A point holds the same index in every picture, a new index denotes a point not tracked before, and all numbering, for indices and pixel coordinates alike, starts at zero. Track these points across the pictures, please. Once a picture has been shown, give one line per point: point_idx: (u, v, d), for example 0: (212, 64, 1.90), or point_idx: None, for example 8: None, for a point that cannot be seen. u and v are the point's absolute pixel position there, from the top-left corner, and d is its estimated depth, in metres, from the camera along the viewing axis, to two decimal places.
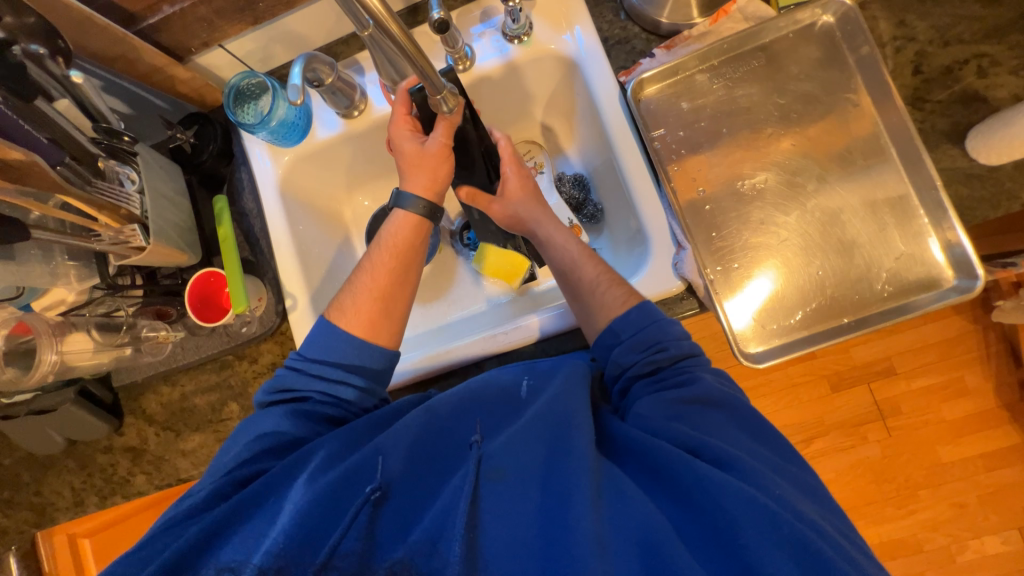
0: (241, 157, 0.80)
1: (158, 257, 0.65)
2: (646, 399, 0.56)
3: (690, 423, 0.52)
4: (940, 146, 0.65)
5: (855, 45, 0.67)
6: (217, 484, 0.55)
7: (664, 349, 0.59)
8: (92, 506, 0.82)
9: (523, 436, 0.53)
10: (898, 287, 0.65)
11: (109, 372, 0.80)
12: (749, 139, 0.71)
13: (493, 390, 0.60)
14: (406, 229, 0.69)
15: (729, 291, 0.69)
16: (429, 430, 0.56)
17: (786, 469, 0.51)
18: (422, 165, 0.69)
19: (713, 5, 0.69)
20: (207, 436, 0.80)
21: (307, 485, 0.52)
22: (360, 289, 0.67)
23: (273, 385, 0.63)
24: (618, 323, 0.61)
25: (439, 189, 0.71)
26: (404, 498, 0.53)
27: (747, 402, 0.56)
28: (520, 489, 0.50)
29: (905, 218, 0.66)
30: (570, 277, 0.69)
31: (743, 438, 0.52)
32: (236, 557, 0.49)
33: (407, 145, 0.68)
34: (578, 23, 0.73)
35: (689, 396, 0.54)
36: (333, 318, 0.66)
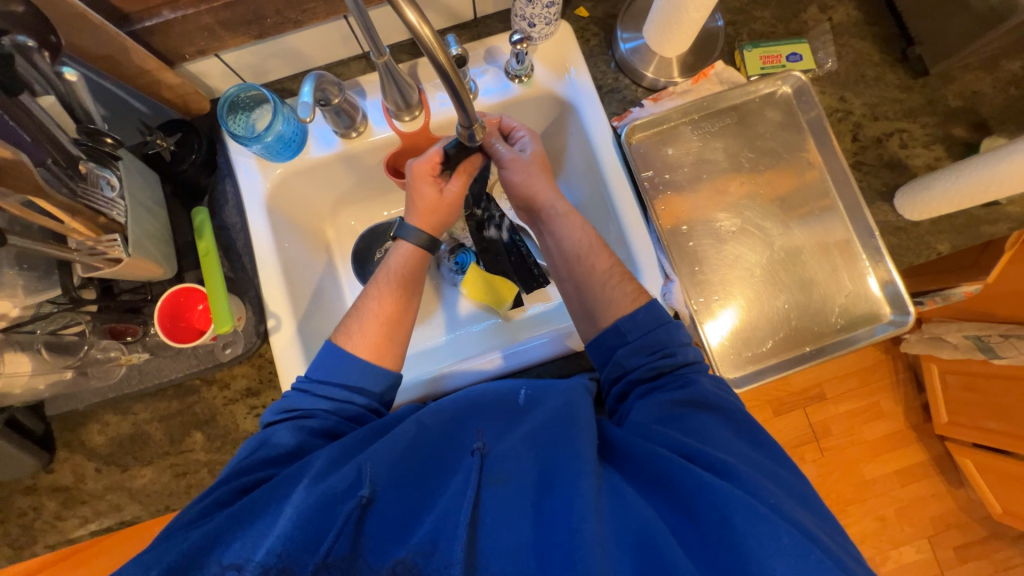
0: (226, 169, 0.77)
1: (132, 271, 0.60)
2: (645, 403, 0.61)
3: (681, 425, 0.57)
4: (875, 203, 0.77)
5: (808, 112, 0.79)
6: (217, 491, 0.52)
7: (671, 354, 0.64)
8: (2, 559, 0.70)
9: (528, 443, 0.54)
10: (848, 320, 0.75)
11: (44, 399, 0.69)
12: (723, 185, 0.79)
13: (493, 398, 0.61)
14: (409, 261, 0.70)
15: (708, 322, 0.75)
16: (428, 440, 0.56)
17: (780, 474, 0.54)
18: (438, 210, 0.70)
19: (693, 67, 0.78)
20: (161, 471, 0.72)
21: (309, 492, 0.50)
22: (366, 315, 0.66)
23: (280, 404, 0.61)
24: (625, 323, 0.66)
25: (443, 230, 0.73)
26: (397, 503, 0.50)
27: (737, 403, 0.61)
28: (522, 492, 0.50)
29: (851, 260, 0.76)
30: (584, 262, 0.72)
31: (733, 440, 0.56)
32: (240, 556, 0.46)
33: (430, 194, 0.69)
34: (574, 67, 0.79)
35: (683, 398, 0.59)
36: (340, 342, 0.65)
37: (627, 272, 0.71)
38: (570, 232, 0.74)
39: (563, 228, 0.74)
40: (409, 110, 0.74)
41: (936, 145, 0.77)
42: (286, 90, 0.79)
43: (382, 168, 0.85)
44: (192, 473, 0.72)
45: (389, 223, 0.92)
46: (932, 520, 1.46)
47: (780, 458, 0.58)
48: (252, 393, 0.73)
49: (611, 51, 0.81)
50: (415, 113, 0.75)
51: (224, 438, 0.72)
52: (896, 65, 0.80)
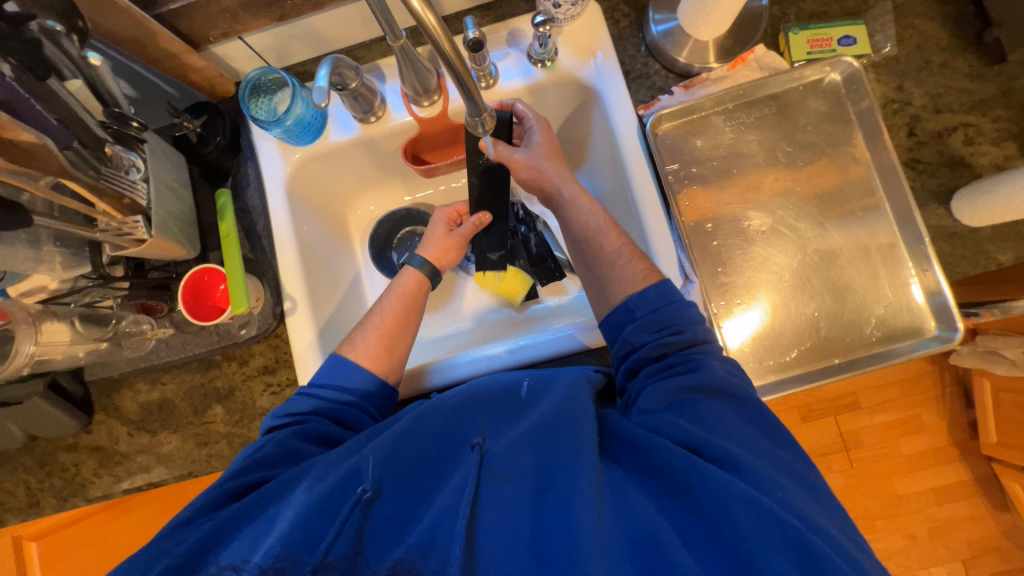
0: (249, 151, 0.78)
1: (157, 251, 0.63)
2: (653, 386, 0.58)
3: (694, 414, 0.54)
4: (928, 205, 0.70)
5: (859, 102, 0.71)
6: (210, 495, 0.54)
7: (679, 332, 0.61)
8: (49, 508, 0.77)
9: (528, 436, 0.52)
10: (885, 333, 0.69)
11: (82, 366, 0.75)
12: (755, 181, 0.74)
13: (493, 391, 0.60)
14: (412, 284, 0.75)
15: (732, 336, 0.71)
16: (426, 439, 0.55)
17: (795, 468, 0.51)
18: (439, 241, 0.79)
19: (730, 52, 0.73)
20: (186, 439, 0.76)
21: (311, 491, 0.51)
22: (369, 327, 0.71)
23: (284, 410, 0.64)
24: (634, 299, 0.63)
25: (445, 265, 0.80)
26: (395, 499, 0.51)
27: (754, 394, 0.57)
28: (522, 489, 0.48)
29: (894, 267, 0.70)
30: (593, 244, 0.70)
31: (746, 429, 0.53)
32: (237, 556, 0.47)
33: (437, 231, 0.80)
34: (601, 50, 0.74)
35: (693, 384, 0.56)
36: (343, 352, 0.69)
37: (637, 251, 0.69)
38: (578, 216, 0.73)
39: (571, 214, 0.73)
40: (427, 95, 0.72)
41: (1007, 142, 0.69)
42: (307, 73, 0.79)
43: (399, 154, 0.85)
44: (213, 443, 0.75)
45: (408, 210, 0.92)
46: (968, 544, 1.37)
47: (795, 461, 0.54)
48: (269, 371, 0.76)
49: (642, 33, 0.76)
50: (434, 98, 0.74)
51: (241, 413, 0.76)
52: (967, 50, 0.71)
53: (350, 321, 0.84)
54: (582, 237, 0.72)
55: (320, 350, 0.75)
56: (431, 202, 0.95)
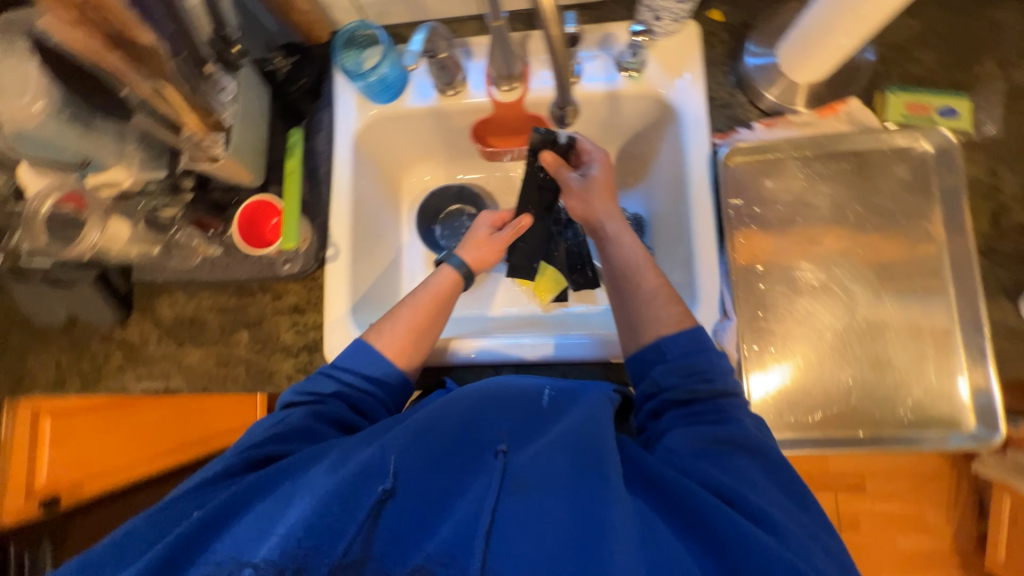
0: (328, 99, 0.81)
1: (227, 172, 0.66)
2: (678, 431, 0.57)
3: (721, 465, 0.52)
4: (995, 297, 0.66)
5: (945, 178, 0.68)
6: (230, 461, 0.55)
7: (708, 380, 0.59)
8: (71, 389, 0.81)
9: (554, 451, 0.51)
10: (919, 417, 0.65)
11: (133, 265, 0.79)
12: (817, 235, 0.70)
13: (517, 402, 0.59)
14: (447, 282, 0.73)
15: (757, 392, 0.68)
16: (448, 436, 0.53)
17: (821, 537, 0.49)
18: (480, 245, 0.78)
19: (823, 99, 0.71)
20: (209, 354, 0.79)
21: (328, 473, 0.49)
22: (399, 317, 0.69)
23: (301, 385, 0.64)
24: (666, 341, 0.62)
25: (482, 269, 0.79)
26: (415, 496, 0.48)
27: (780, 451, 0.56)
28: (549, 503, 0.47)
29: (945, 353, 0.66)
30: (630, 281, 0.69)
31: (774, 490, 0.51)
32: (247, 534, 0.45)
33: (479, 233, 0.79)
34: (690, 71, 0.74)
35: (722, 436, 0.54)
36: (369, 338, 0.68)
37: (676, 296, 0.68)
38: (622, 250, 0.72)
39: (612, 249, 0.73)
40: (508, 80, 0.73)
41: None
42: (399, 36, 0.81)
43: (466, 132, 0.86)
44: (232, 365, 0.78)
45: (462, 188, 0.94)
46: None
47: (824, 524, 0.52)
48: (299, 311, 0.79)
49: (735, 64, 0.75)
50: (515, 85, 0.74)
51: (264, 343, 0.78)
52: None
53: (383, 280, 0.87)
54: (627, 280, 0.70)
55: (350, 301, 0.77)
56: (483, 185, 0.96)
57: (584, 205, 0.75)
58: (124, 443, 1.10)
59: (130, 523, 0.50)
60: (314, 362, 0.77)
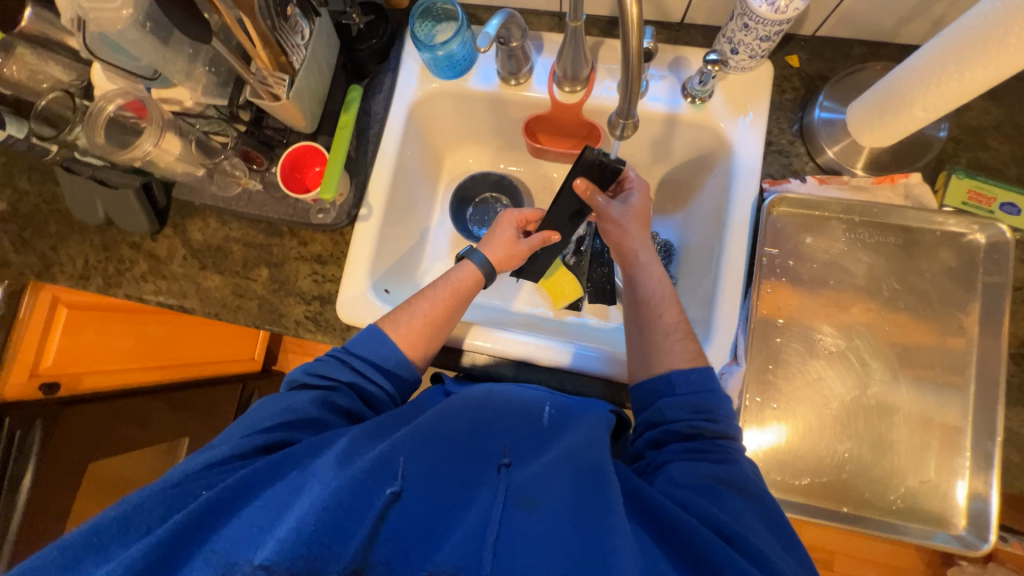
0: (393, 63, 0.82)
1: (284, 113, 0.67)
2: (677, 464, 0.56)
3: (720, 503, 0.51)
4: (1016, 406, 0.64)
5: (991, 274, 0.66)
6: (240, 444, 0.55)
7: (713, 421, 0.59)
8: (93, 286, 0.84)
9: (555, 470, 0.52)
10: (908, 507, 0.64)
11: (175, 183, 0.82)
12: (848, 303, 0.69)
13: (519, 421, 0.61)
14: (469, 280, 0.74)
15: (751, 444, 0.67)
16: (454, 445, 0.55)
17: None
18: (504, 248, 0.77)
19: (884, 167, 0.69)
20: (227, 283, 0.81)
21: (337, 466, 0.50)
22: (417, 309, 0.70)
23: (312, 367, 0.65)
24: (678, 375, 0.62)
25: (504, 270, 0.78)
26: (424, 500, 0.48)
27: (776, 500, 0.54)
28: (553, 520, 0.47)
29: (950, 450, 0.64)
30: (652, 310, 0.70)
31: (774, 539, 0.50)
32: (258, 520, 0.46)
33: (505, 236, 0.78)
34: (754, 112, 0.73)
35: (721, 476, 0.53)
36: (384, 326, 0.68)
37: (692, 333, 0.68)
38: (648, 279, 0.72)
39: (639, 277, 0.72)
40: (572, 82, 0.73)
41: None
42: (475, 17, 0.82)
43: (518, 123, 0.86)
44: (246, 298, 0.80)
45: (501, 177, 0.93)
46: None
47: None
48: (320, 261, 0.80)
49: (802, 113, 0.74)
50: (577, 88, 0.75)
51: (281, 285, 0.80)
52: None
53: (405, 250, 0.88)
54: (648, 310, 0.70)
55: (371, 263, 0.78)
56: (523, 180, 0.96)
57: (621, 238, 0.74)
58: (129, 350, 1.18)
59: (133, 497, 0.49)
60: (324, 313, 0.79)
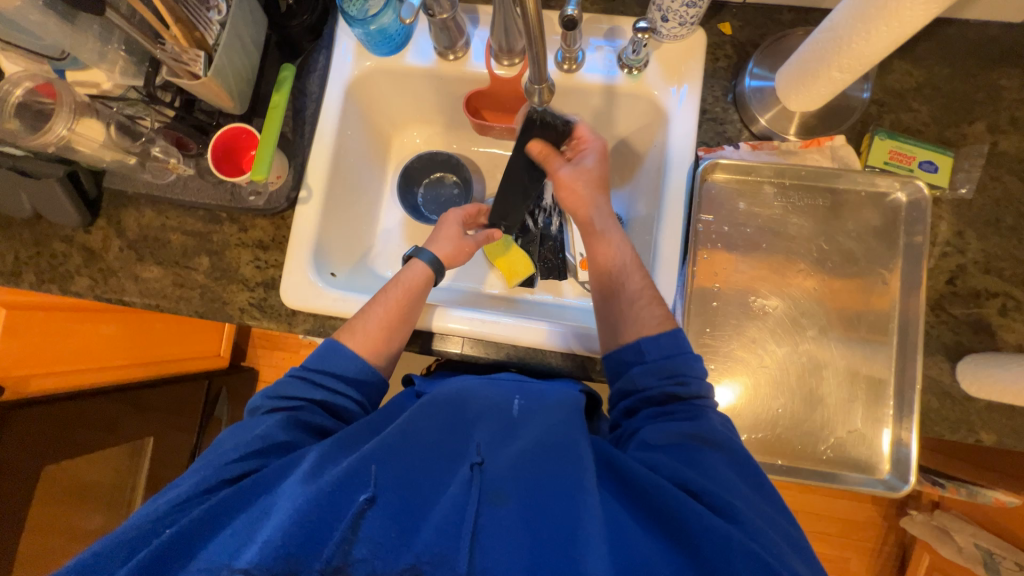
0: (327, 41, 0.80)
1: (207, 92, 0.65)
2: (651, 428, 0.58)
3: (692, 462, 0.54)
4: (935, 356, 0.67)
5: (912, 232, 0.68)
6: (203, 478, 0.54)
7: (684, 383, 0.60)
8: (25, 283, 0.81)
9: (526, 456, 0.52)
10: (837, 457, 0.67)
11: (106, 172, 0.79)
12: (780, 266, 0.70)
13: (492, 410, 0.60)
14: (418, 278, 0.73)
15: None
16: (426, 441, 0.54)
17: (786, 529, 0.51)
18: (452, 242, 0.78)
19: (812, 131, 0.71)
20: (166, 273, 0.79)
21: (305, 482, 0.50)
22: (371, 316, 0.69)
23: (273, 391, 0.63)
24: (647, 342, 0.63)
25: (453, 266, 0.79)
26: (398, 502, 0.48)
27: (745, 446, 0.57)
28: (525, 509, 0.48)
29: (875, 400, 0.67)
30: (614, 279, 0.70)
31: (745, 487, 0.52)
32: (227, 547, 0.46)
33: (451, 230, 0.79)
34: (688, 82, 0.73)
35: (692, 432, 0.56)
36: (341, 338, 0.68)
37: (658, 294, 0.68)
38: (605, 246, 0.73)
39: (598, 245, 0.73)
40: (508, 55, 0.73)
41: None
42: None
43: (461, 100, 0.85)
44: (187, 288, 0.79)
45: (449, 158, 0.93)
46: None
47: (785, 511, 0.54)
48: (262, 247, 0.79)
49: (735, 81, 0.75)
50: (515, 61, 0.74)
51: (223, 272, 0.78)
52: None
53: (354, 234, 0.87)
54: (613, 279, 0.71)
55: (314, 246, 0.77)
56: (473, 160, 0.96)
57: (576, 199, 0.74)
58: (82, 350, 1.15)
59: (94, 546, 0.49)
60: (269, 299, 0.78)
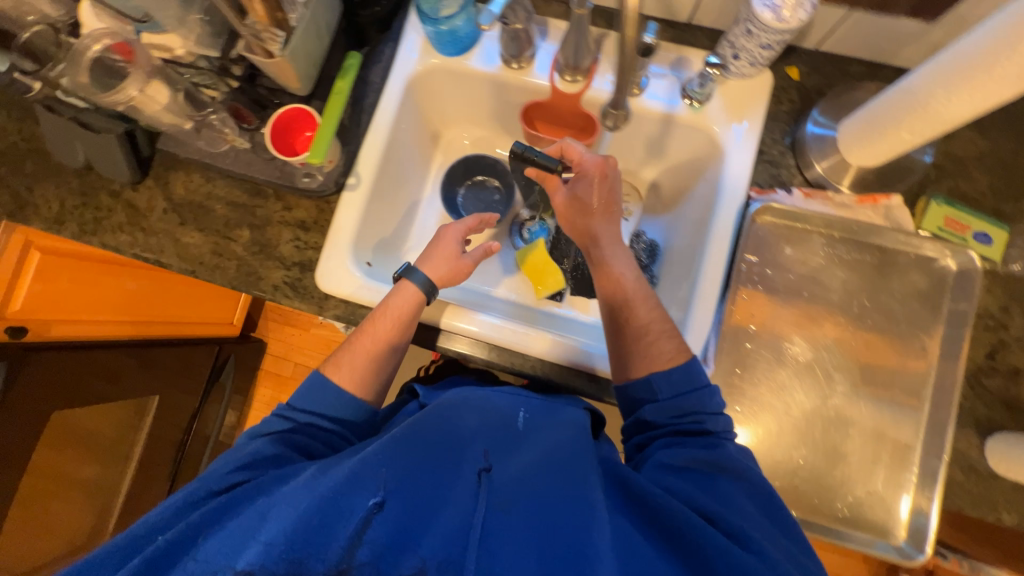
0: (395, 34, 0.81)
1: (277, 71, 0.66)
2: (662, 456, 0.59)
3: (705, 490, 0.54)
4: (965, 428, 0.67)
5: (957, 300, 0.67)
6: (192, 494, 0.54)
7: (699, 420, 0.60)
8: (66, 232, 0.82)
9: (532, 468, 0.53)
10: (853, 516, 0.66)
11: (161, 133, 0.80)
12: (818, 316, 0.70)
13: (496, 421, 0.61)
14: (407, 302, 0.71)
15: None
16: (433, 443, 0.54)
17: (804, 562, 0.51)
18: (447, 261, 0.75)
19: (867, 186, 0.71)
20: (206, 241, 0.80)
21: (309, 483, 0.50)
22: (356, 347, 0.69)
23: (257, 429, 0.64)
24: (659, 379, 0.63)
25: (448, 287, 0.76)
26: (405, 502, 0.48)
27: (764, 478, 0.57)
28: (534, 519, 0.48)
29: (898, 464, 0.66)
30: (620, 314, 0.70)
31: (760, 515, 0.53)
32: (228, 545, 0.46)
33: (447, 250, 0.75)
34: (749, 120, 0.73)
35: (704, 462, 0.56)
36: (327, 372, 0.68)
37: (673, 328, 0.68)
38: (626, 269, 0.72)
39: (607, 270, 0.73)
40: (573, 71, 0.73)
41: None
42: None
43: (516, 108, 0.86)
44: (224, 258, 0.79)
45: (495, 162, 0.95)
46: None
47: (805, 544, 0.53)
48: (303, 228, 0.79)
49: (796, 126, 0.75)
50: (578, 78, 0.74)
51: (261, 248, 0.79)
52: None
53: (393, 226, 0.87)
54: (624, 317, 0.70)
55: (354, 234, 0.77)
56: None
57: (585, 222, 0.75)
58: (102, 302, 1.17)
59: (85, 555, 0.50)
60: (303, 280, 0.78)
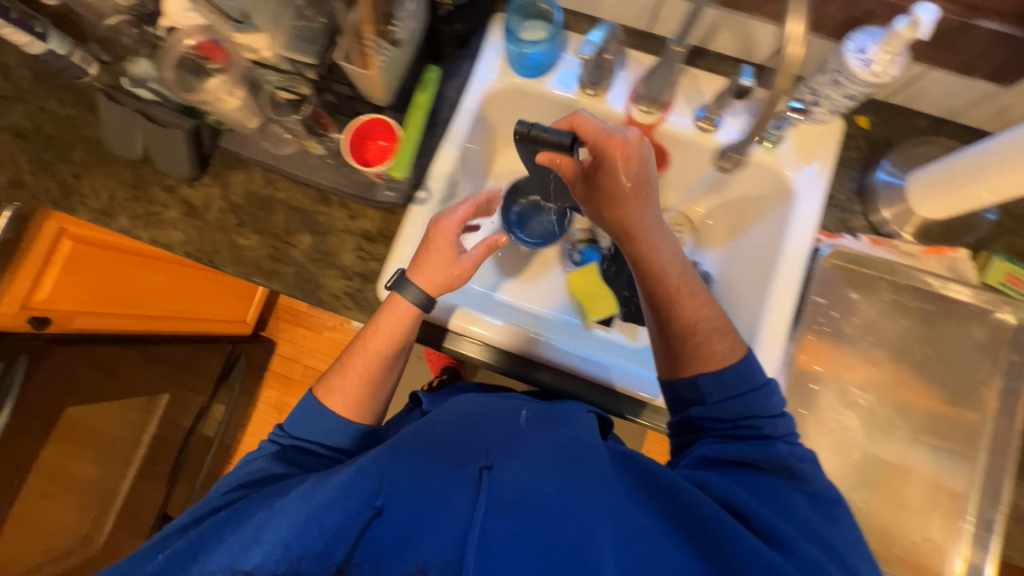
0: (472, 52, 0.81)
1: (369, 82, 0.66)
2: (706, 452, 0.58)
3: (752, 490, 0.54)
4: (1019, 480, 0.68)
5: (1015, 354, 0.69)
6: (193, 513, 0.55)
7: (756, 425, 0.58)
8: (115, 225, 0.78)
9: (533, 463, 0.51)
10: (910, 563, 0.67)
11: (227, 130, 0.78)
12: (879, 361, 0.71)
13: (498, 419, 0.59)
14: (397, 315, 0.65)
15: None
16: (434, 448, 0.53)
17: (847, 558, 0.50)
18: (442, 266, 0.66)
19: (932, 237, 0.73)
20: (263, 244, 0.78)
21: (306, 489, 0.49)
22: (347, 368, 0.65)
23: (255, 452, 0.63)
24: (709, 381, 0.60)
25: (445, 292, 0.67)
26: (405, 510, 0.48)
27: (826, 482, 0.56)
28: (537, 514, 0.47)
29: (954, 513, 0.67)
30: (664, 311, 0.64)
31: (800, 508, 0.52)
32: (231, 554, 0.46)
33: (441, 254, 0.65)
34: (819, 164, 0.75)
35: (750, 459, 0.56)
36: (320, 394, 0.65)
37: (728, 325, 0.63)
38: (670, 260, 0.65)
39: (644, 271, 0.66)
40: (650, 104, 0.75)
41: None
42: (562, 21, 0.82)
43: None
44: (282, 263, 0.77)
45: None
46: None
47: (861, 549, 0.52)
48: (366, 237, 0.78)
49: (862, 173, 0.77)
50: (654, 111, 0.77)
51: (322, 255, 0.77)
52: None
53: None
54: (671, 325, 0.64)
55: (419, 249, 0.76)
56: None
57: (618, 210, 0.65)
58: (126, 294, 1.12)
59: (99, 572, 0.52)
60: (363, 291, 0.76)
